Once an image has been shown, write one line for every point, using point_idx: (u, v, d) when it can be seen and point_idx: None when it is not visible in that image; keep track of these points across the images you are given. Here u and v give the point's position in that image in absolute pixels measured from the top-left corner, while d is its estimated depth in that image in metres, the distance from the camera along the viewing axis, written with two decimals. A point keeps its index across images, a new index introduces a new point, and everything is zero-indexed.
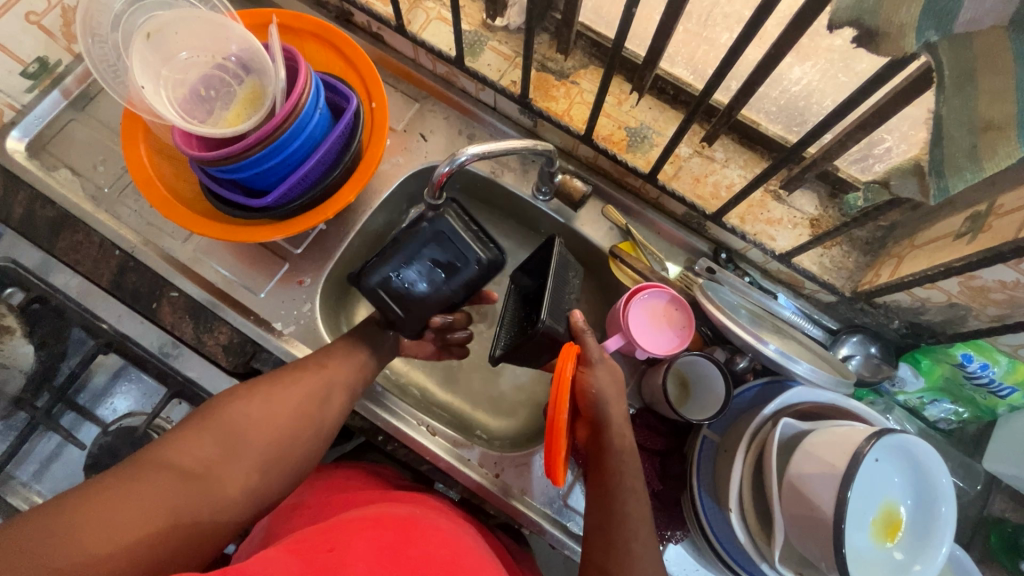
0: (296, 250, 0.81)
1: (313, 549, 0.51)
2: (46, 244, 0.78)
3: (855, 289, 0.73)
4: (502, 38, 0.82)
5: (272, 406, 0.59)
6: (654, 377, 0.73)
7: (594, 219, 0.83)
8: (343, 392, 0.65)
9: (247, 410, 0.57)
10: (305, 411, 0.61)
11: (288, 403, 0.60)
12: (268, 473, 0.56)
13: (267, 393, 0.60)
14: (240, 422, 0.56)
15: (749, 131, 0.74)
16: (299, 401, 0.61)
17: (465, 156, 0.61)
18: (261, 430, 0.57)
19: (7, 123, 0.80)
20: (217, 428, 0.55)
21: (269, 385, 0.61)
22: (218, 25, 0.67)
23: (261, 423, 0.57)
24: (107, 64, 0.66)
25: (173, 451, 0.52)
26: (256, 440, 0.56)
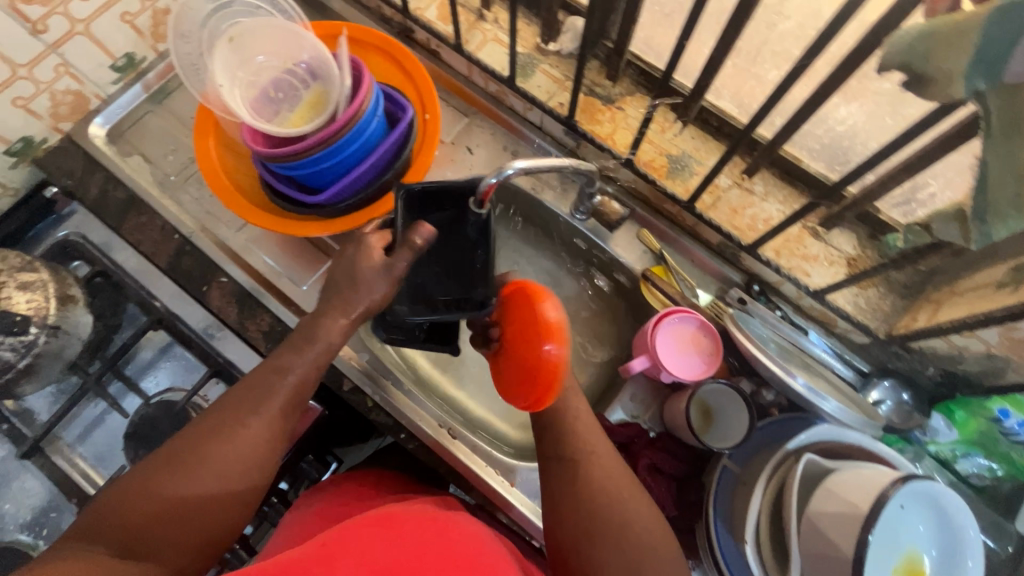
0: (340, 248, 0.85)
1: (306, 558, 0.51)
2: (113, 222, 0.84)
3: (890, 332, 0.73)
4: (553, 62, 0.86)
5: (184, 481, 0.51)
6: (677, 403, 0.73)
7: (628, 241, 0.85)
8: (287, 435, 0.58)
9: (161, 487, 0.51)
10: (224, 479, 0.53)
11: (229, 460, 0.54)
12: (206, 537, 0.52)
13: (178, 467, 0.52)
14: (142, 514, 0.49)
15: (790, 167, 0.75)
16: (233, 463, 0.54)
17: (512, 170, 0.61)
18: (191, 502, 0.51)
19: (92, 111, 0.87)
20: (118, 524, 0.48)
21: (177, 455, 0.53)
22: (293, 35, 0.72)
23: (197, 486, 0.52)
24: (191, 62, 0.72)
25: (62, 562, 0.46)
26: (191, 508, 0.51)
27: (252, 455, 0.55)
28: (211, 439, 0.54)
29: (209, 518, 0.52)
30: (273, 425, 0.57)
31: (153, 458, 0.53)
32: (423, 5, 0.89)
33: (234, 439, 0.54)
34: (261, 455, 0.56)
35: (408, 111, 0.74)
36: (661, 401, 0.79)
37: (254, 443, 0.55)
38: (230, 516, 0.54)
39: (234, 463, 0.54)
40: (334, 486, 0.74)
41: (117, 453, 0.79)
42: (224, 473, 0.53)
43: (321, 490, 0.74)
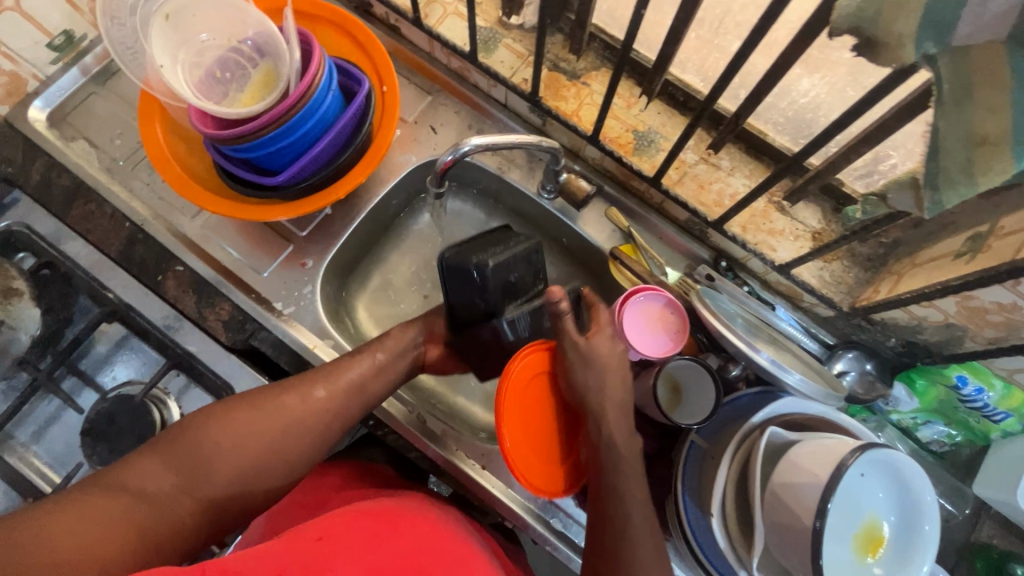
0: (301, 233, 0.82)
1: (303, 538, 0.52)
2: (60, 212, 0.80)
3: (853, 305, 0.73)
4: (516, 37, 0.83)
5: (249, 427, 0.59)
6: (645, 379, 0.73)
7: (597, 220, 0.84)
8: (333, 418, 0.65)
9: (215, 437, 0.57)
10: (278, 444, 0.60)
11: (272, 424, 0.60)
12: (239, 490, 0.57)
13: (243, 422, 0.59)
14: (208, 451, 0.56)
15: (755, 141, 0.75)
16: (278, 427, 0.61)
17: (469, 147, 0.62)
18: (232, 454, 0.57)
19: (30, 93, 0.82)
20: (181, 452, 0.56)
21: (246, 408, 0.61)
22: (235, 9, 0.69)
23: (241, 441, 0.58)
24: (127, 45, 0.68)
25: (136, 474, 0.53)
26: (228, 462, 0.57)
27: (307, 429, 0.62)
28: (277, 406, 0.61)
29: (248, 471, 0.58)
30: (329, 412, 0.64)
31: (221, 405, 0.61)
32: None
33: (298, 412, 0.62)
34: (316, 435, 0.63)
35: (364, 83, 0.71)
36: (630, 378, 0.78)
37: (310, 420, 0.63)
38: (279, 476, 0.60)
39: (277, 426, 0.61)
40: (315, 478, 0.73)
41: (75, 451, 0.76)
42: (269, 434, 0.60)
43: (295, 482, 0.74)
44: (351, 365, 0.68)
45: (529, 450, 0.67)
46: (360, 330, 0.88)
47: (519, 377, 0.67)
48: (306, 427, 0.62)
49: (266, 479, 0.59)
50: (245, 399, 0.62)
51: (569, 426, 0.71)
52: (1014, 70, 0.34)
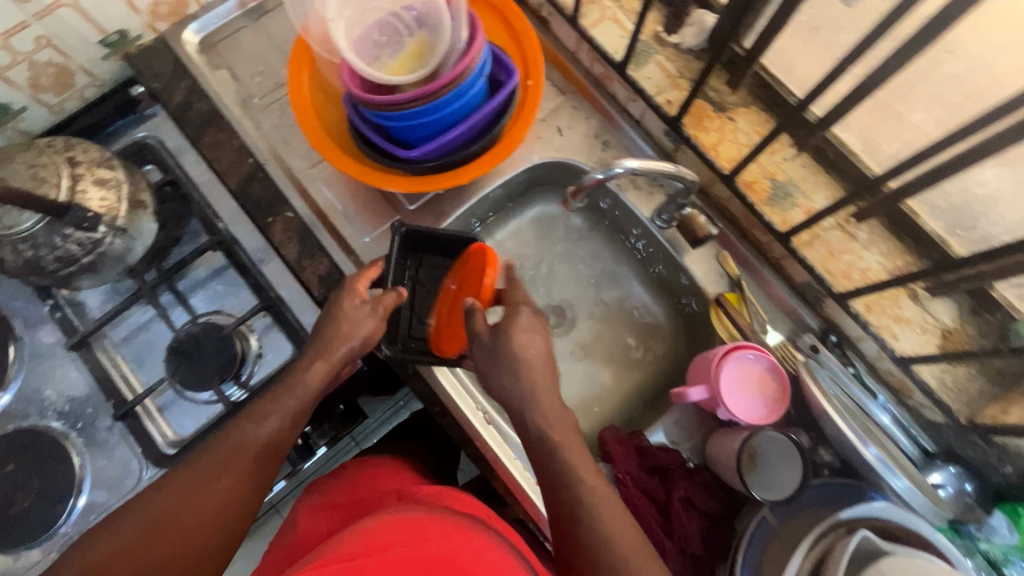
0: (410, 207, 0.82)
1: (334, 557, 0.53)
2: (192, 134, 0.83)
3: (971, 418, 0.68)
4: (669, 55, 0.80)
5: (175, 502, 0.57)
6: (727, 439, 0.69)
7: (706, 261, 0.80)
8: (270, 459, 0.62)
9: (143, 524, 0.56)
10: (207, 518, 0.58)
11: (204, 494, 0.58)
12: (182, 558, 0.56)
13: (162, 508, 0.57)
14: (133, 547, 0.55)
15: (904, 221, 0.70)
16: (207, 495, 0.58)
17: (621, 168, 0.62)
18: (166, 534, 0.56)
19: (190, 16, 0.85)
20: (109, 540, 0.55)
21: (172, 484, 0.59)
22: None
23: (171, 519, 0.57)
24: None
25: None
26: (163, 542, 0.56)
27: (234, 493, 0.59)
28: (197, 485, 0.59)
29: (183, 546, 0.56)
30: (254, 468, 0.61)
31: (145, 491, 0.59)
32: None
33: (226, 482, 0.59)
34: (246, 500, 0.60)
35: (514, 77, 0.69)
36: (705, 432, 0.75)
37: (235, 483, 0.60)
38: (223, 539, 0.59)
39: (208, 491, 0.58)
40: (358, 471, 0.77)
41: (157, 364, 0.78)
42: (201, 504, 0.58)
43: (334, 476, 0.78)
44: (275, 400, 0.63)
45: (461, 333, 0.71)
46: None
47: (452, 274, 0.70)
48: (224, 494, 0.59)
49: (211, 542, 0.58)
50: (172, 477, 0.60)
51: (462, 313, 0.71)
52: None
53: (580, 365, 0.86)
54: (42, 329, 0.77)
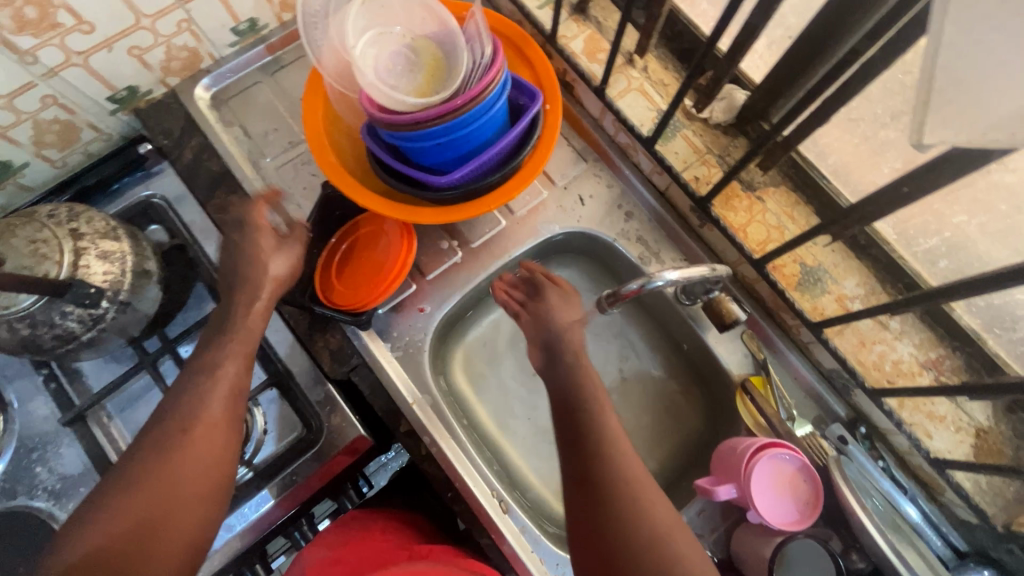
0: (426, 276, 0.79)
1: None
2: (202, 194, 0.81)
3: (1007, 524, 0.66)
4: (698, 129, 0.78)
5: (174, 453, 0.56)
6: (757, 540, 0.65)
7: (730, 341, 0.77)
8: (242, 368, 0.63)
9: (146, 474, 0.54)
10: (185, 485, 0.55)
11: (199, 433, 0.57)
12: (206, 475, 0.57)
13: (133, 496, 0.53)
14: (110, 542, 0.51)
15: (940, 316, 0.69)
16: (202, 429, 0.58)
17: (663, 280, 0.60)
18: (179, 470, 0.55)
19: (203, 70, 0.82)
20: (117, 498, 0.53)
21: (156, 437, 0.57)
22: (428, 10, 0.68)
23: (168, 470, 0.55)
24: (317, 22, 0.69)
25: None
26: (180, 484, 0.55)
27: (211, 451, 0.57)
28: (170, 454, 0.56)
29: (198, 468, 0.56)
30: (225, 409, 0.60)
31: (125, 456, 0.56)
32: (570, 34, 0.82)
33: (210, 409, 0.59)
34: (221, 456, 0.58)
35: (536, 101, 0.70)
36: (729, 524, 0.71)
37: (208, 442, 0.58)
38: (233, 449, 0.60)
39: (205, 428, 0.58)
40: (353, 524, 0.71)
41: None
42: (205, 445, 0.57)
43: (339, 527, 0.71)
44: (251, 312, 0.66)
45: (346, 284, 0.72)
46: (452, 384, 0.82)
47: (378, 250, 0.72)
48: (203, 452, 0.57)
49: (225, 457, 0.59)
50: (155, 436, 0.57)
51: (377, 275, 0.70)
52: None
53: None
54: (36, 399, 0.74)
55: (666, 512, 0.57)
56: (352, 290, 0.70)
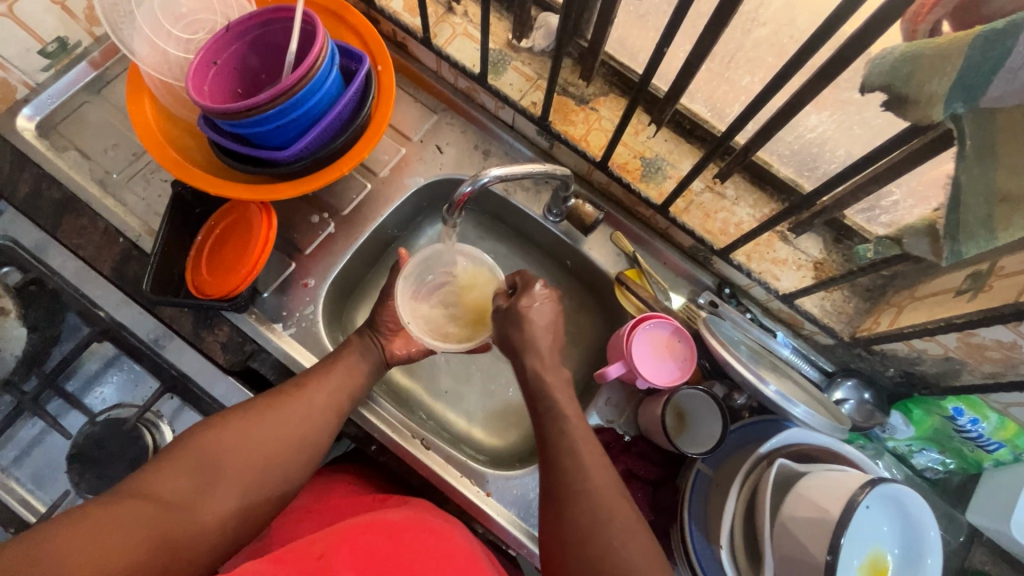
0: (304, 252, 0.80)
1: (302, 556, 0.53)
2: (48, 225, 0.77)
3: (853, 334, 0.75)
4: (525, 59, 0.83)
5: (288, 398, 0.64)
6: (651, 407, 0.73)
7: (602, 244, 0.84)
8: (311, 442, 0.64)
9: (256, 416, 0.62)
10: (300, 425, 0.63)
11: (264, 433, 0.61)
12: (268, 473, 0.60)
13: (245, 423, 0.61)
14: (218, 447, 0.58)
15: (761, 172, 0.76)
16: (287, 421, 0.63)
17: (488, 178, 0.62)
18: (262, 434, 0.61)
19: (19, 101, 0.79)
20: (247, 409, 0.62)
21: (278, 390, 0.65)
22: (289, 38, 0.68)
23: (261, 421, 0.61)
24: (117, 10, 0.68)
25: (152, 485, 0.54)
26: (268, 427, 0.61)
27: (284, 447, 0.61)
28: (297, 395, 0.65)
29: (272, 445, 0.61)
30: (286, 447, 0.62)
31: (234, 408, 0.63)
32: None
33: (254, 463, 0.59)
34: (328, 417, 0.66)
35: (364, 61, 0.70)
36: (634, 405, 0.78)
37: (361, 382, 0.70)
38: (290, 470, 0.62)
39: (270, 439, 0.61)
40: (316, 483, 0.73)
41: (60, 477, 0.72)
42: (278, 430, 0.62)
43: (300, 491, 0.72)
44: (288, 405, 0.64)
45: (216, 271, 0.72)
46: None
47: (240, 231, 0.73)
48: (334, 388, 0.67)
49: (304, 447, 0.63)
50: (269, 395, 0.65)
51: (242, 253, 0.71)
52: None
53: (509, 370, 0.87)
54: None
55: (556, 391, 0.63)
56: (223, 277, 0.71)
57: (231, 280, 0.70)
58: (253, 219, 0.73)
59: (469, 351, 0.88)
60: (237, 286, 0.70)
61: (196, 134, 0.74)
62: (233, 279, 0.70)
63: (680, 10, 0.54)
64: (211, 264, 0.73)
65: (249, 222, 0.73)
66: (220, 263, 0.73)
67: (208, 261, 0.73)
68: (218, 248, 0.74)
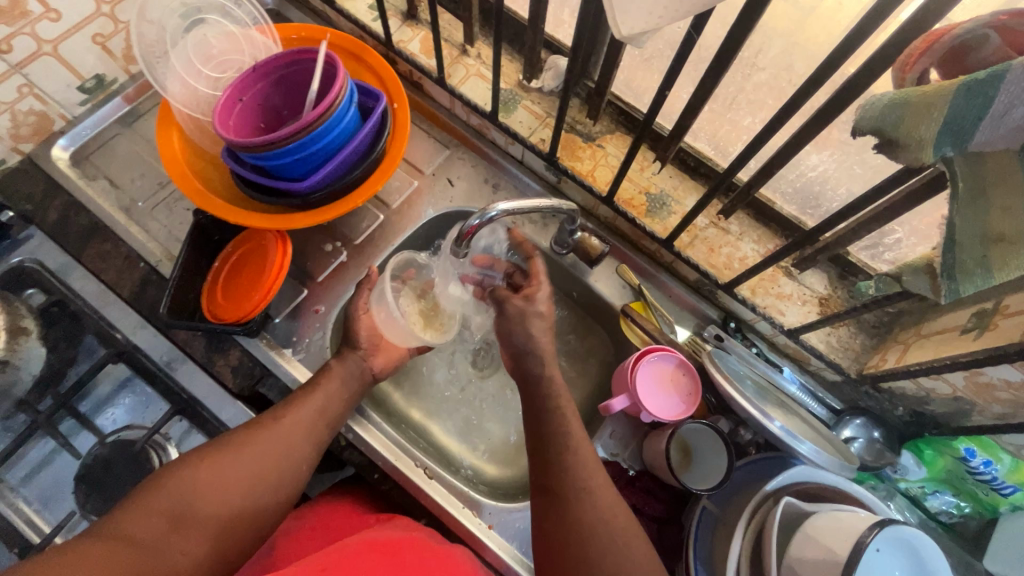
0: (317, 278, 0.82)
1: (308, 569, 0.53)
2: (74, 249, 0.81)
3: (860, 371, 0.74)
4: (535, 99, 0.86)
5: (264, 432, 0.65)
6: (656, 443, 0.73)
7: (608, 277, 0.85)
8: (289, 473, 0.64)
9: (233, 451, 0.62)
10: (277, 457, 0.64)
11: (240, 468, 0.61)
12: (243, 510, 0.60)
13: (219, 458, 0.61)
14: (191, 484, 0.58)
15: (765, 209, 0.77)
16: (265, 456, 0.63)
17: (495, 211, 0.64)
18: (238, 469, 0.61)
19: (56, 133, 0.84)
20: (221, 447, 0.62)
21: (255, 424, 0.66)
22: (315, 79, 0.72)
23: (237, 457, 0.62)
24: (154, 51, 0.73)
25: (122, 526, 0.53)
26: (246, 461, 0.62)
27: (259, 482, 0.62)
28: (271, 427, 0.65)
29: (247, 481, 0.61)
30: (262, 481, 0.62)
31: (208, 444, 0.63)
32: (406, 37, 0.89)
33: (230, 500, 0.59)
34: (307, 446, 0.67)
35: (381, 99, 0.73)
36: (640, 438, 0.77)
37: (339, 409, 0.71)
38: (265, 506, 0.62)
39: (246, 474, 0.61)
40: (319, 503, 0.73)
41: (65, 497, 0.72)
42: (254, 464, 0.62)
43: (297, 515, 0.71)
44: (267, 437, 0.64)
45: (231, 297, 0.74)
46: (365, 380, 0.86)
47: (256, 260, 0.75)
48: (313, 413, 0.68)
49: (281, 481, 0.64)
50: (246, 429, 0.65)
51: (256, 281, 0.73)
52: None
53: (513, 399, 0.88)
54: None
55: (559, 429, 0.63)
56: (239, 302, 0.73)
57: (243, 307, 0.72)
58: (267, 248, 0.75)
59: (474, 381, 0.89)
60: (250, 312, 0.71)
61: (219, 165, 0.77)
62: (245, 306, 0.72)
63: (680, 57, 0.56)
64: (228, 289, 0.75)
65: (265, 251, 0.75)
66: (235, 288, 0.75)
67: (224, 286, 0.76)
68: (234, 274, 0.76)
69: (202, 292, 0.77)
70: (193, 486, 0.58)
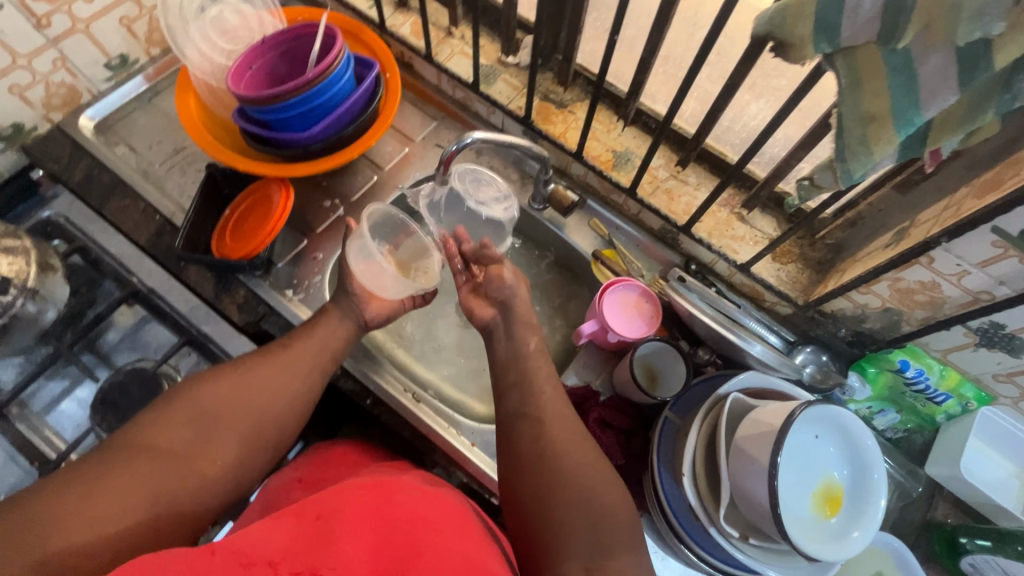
0: (317, 229, 0.91)
1: (303, 515, 0.51)
2: (96, 205, 0.89)
3: (807, 299, 0.81)
4: (513, 72, 0.97)
5: (274, 361, 0.69)
6: (623, 365, 0.80)
7: (581, 228, 0.94)
8: (297, 398, 0.68)
9: (244, 378, 0.66)
10: (287, 383, 0.68)
11: (252, 392, 0.65)
12: (259, 428, 0.64)
13: (232, 382, 0.65)
14: (207, 407, 0.62)
15: (716, 160, 0.86)
16: (274, 382, 0.67)
17: (470, 138, 0.75)
18: (250, 393, 0.65)
19: (83, 104, 0.94)
20: (233, 373, 0.66)
21: (265, 353, 0.70)
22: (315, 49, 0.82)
23: (249, 382, 0.66)
24: (176, 26, 0.84)
25: (146, 440, 0.57)
26: (257, 386, 0.66)
27: (271, 404, 0.66)
28: (279, 354, 0.70)
29: (260, 403, 0.65)
30: (274, 402, 0.66)
31: (221, 368, 0.67)
32: (397, 22, 1.00)
33: (245, 420, 0.64)
34: (314, 374, 0.71)
35: (374, 66, 0.83)
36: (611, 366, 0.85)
37: (340, 344, 0.75)
38: (279, 426, 0.66)
39: (258, 397, 0.65)
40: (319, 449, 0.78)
41: (83, 422, 0.79)
42: (265, 389, 0.66)
43: (300, 460, 0.77)
44: (275, 366, 0.68)
45: (241, 238, 0.83)
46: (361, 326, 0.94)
47: (262, 207, 0.84)
48: (317, 346, 0.73)
49: (291, 404, 0.68)
50: (257, 357, 0.69)
51: (262, 223, 0.82)
52: (887, 65, 0.45)
53: None
54: None
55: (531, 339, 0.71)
56: (247, 240, 0.82)
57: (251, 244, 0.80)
58: (272, 195, 0.84)
59: (461, 327, 0.97)
60: (257, 248, 0.79)
61: (230, 126, 0.87)
62: (253, 243, 0.80)
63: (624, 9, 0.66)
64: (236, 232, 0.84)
65: (269, 198, 0.84)
66: (243, 230, 0.84)
67: (232, 229, 0.84)
68: (241, 219, 0.85)
69: (213, 237, 0.85)
70: (208, 406, 0.62)
